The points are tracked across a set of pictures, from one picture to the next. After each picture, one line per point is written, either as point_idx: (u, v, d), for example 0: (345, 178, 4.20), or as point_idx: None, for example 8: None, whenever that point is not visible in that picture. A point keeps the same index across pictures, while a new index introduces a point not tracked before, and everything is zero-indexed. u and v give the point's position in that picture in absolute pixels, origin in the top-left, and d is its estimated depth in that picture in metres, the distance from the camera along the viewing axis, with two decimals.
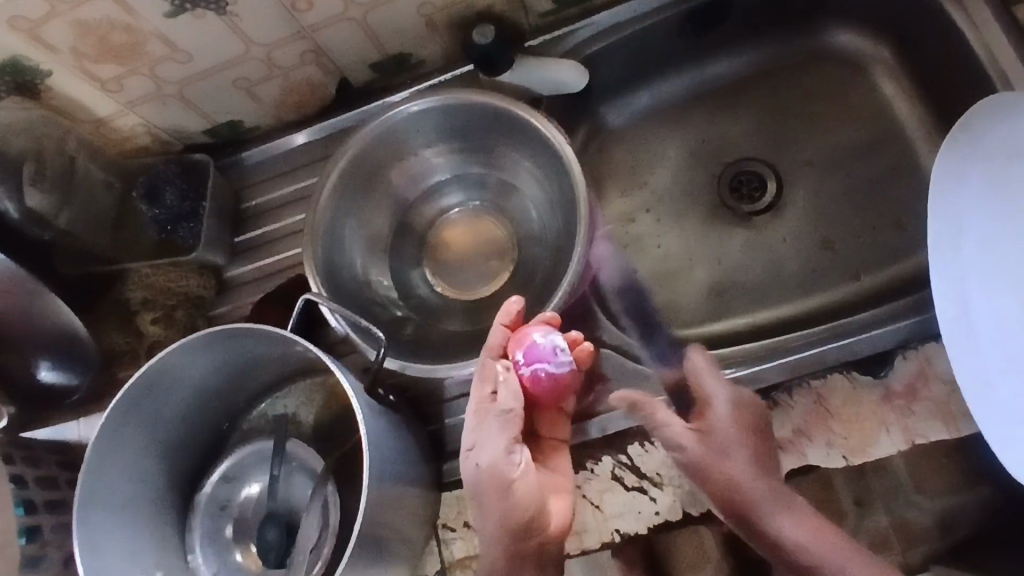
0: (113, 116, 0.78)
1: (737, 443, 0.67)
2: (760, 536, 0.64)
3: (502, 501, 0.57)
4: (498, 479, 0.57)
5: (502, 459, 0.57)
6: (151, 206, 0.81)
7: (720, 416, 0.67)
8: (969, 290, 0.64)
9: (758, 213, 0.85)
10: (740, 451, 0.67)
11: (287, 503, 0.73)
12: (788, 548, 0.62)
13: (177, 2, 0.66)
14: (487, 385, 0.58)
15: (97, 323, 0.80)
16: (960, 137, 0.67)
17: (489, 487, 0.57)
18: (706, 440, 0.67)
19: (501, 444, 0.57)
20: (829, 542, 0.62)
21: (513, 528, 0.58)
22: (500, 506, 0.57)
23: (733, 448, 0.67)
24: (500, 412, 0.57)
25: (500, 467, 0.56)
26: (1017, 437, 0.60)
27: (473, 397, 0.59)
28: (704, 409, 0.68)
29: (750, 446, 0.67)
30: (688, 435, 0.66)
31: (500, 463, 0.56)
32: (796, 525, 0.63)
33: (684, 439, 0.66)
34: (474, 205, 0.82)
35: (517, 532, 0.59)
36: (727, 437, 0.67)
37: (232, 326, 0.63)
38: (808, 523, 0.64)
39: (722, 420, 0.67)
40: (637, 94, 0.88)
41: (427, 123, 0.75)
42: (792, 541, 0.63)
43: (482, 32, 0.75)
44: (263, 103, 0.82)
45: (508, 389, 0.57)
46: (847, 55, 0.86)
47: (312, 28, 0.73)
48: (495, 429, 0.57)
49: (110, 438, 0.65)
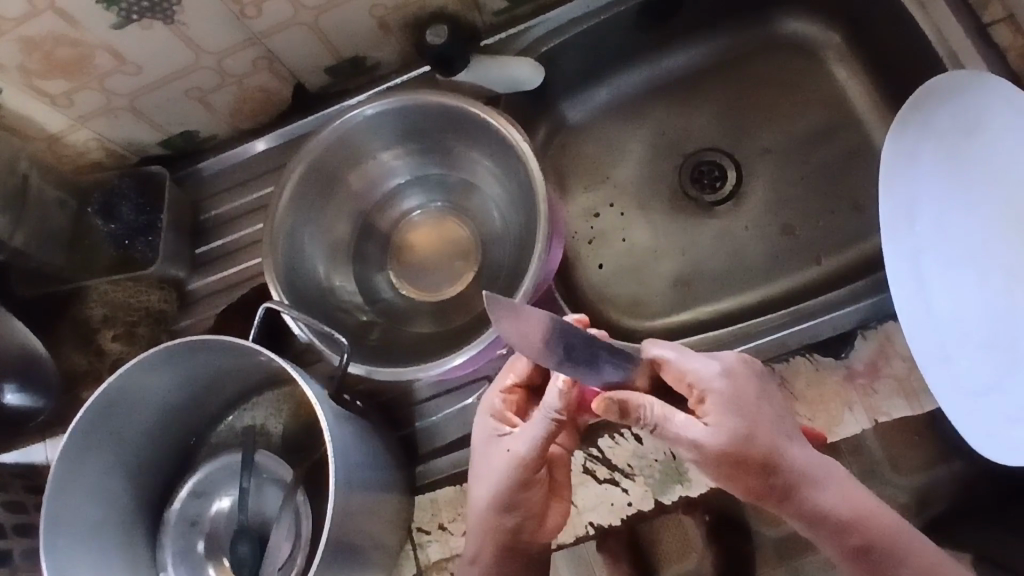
0: (64, 132, 0.77)
1: (753, 416, 0.58)
2: (802, 514, 0.59)
3: (514, 496, 0.62)
4: (519, 476, 0.61)
5: (530, 461, 0.60)
6: (107, 221, 0.80)
7: (726, 392, 0.58)
8: (923, 268, 0.66)
9: (721, 203, 0.85)
10: (761, 425, 0.58)
11: (258, 514, 0.72)
12: (831, 520, 0.59)
13: (124, 14, 0.65)
14: (510, 376, 0.65)
15: (56, 342, 0.79)
16: (913, 117, 0.68)
17: (507, 483, 0.61)
18: (725, 422, 0.57)
19: (533, 447, 0.60)
20: (870, 519, 0.59)
21: (514, 526, 0.63)
22: (507, 502, 0.62)
23: (755, 423, 0.57)
24: (547, 416, 0.59)
25: (525, 467, 0.60)
26: (975, 408, 0.63)
27: (493, 384, 0.66)
28: (704, 397, 0.58)
29: (769, 413, 0.59)
30: (701, 428, 0.56)
31: (526, 464, 0.60)
32: (834, 495, 0.59)
33: (699, 435, 0.56)
34: (436, 206, 0.82)
35: (516, 529, 0.63)
36: (741, 412, 0.57)
37: (189, 339, 0.63)
38: (846, 493, 0.60)
39: (731, 395, 0.58)
40: (596, 89, 0.89)
41: (383, 126, 0.75)
42: (836, 513, 0.59)
43: (437, 32, 0.75)
44: (218, 112, 0.81)
45: (560, 394, 0.58)
46: (799, 42, 0.87)
47: (262, 34, 0.73)
48: (535, 430, 0.60)
49: (69, 459, 0.63)
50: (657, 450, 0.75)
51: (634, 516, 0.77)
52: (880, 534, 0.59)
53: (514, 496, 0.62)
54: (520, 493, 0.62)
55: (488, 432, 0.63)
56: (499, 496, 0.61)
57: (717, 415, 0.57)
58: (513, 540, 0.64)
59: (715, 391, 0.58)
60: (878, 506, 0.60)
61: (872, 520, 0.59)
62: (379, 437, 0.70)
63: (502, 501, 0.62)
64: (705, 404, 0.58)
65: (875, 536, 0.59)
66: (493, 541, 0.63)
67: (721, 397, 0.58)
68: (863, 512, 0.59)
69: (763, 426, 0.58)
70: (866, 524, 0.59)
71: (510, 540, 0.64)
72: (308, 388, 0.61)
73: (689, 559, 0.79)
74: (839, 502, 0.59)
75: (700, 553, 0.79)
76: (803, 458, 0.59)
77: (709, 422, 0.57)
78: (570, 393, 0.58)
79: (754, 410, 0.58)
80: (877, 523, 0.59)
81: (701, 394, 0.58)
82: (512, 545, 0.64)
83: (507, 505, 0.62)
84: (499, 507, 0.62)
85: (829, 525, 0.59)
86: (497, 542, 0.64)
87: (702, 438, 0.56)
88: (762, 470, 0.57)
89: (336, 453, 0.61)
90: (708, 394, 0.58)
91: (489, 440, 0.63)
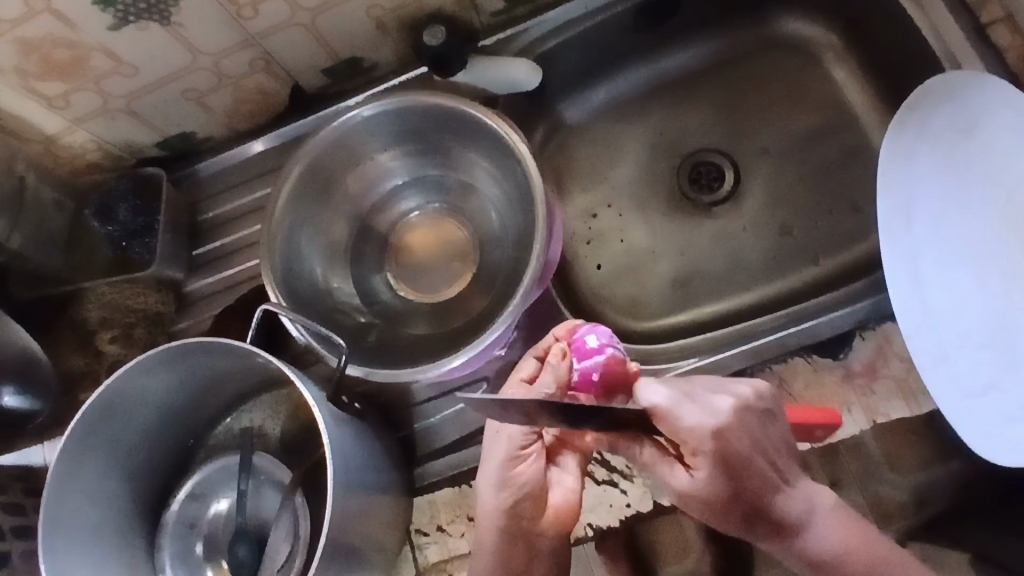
0: (61, 133, 0.76)
1: (744, 474, 0.54)
2: (795, 553, 0.58)
3: (505, 473, 0.60)
4: (511, 448, 0.60)
5: (520, 431, 0.59)
6: (105, 222, 0.81)
7: (717, 452, 0.52)
8: (921, 268, 0.66)
9: (718, 203, 0.85)
10: (753, 479, 0.54)
11: (256, 517, 0.72)
12: (828, 559, 0.58)
13: (120, 15, 0.65)
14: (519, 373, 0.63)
15: (53, 344, 0.79)
16: (911, 117, 0.68)
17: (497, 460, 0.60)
18: (711, 480, 0.54)
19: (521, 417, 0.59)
20: (869, 552, 0.58)
21: (511, 506, 0.60)
22: (500, 477, 0.59)
23: (745, 480, 0.54)
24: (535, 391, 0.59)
25: (515, 437, 0.59)
26: (974, 407, 0.63)
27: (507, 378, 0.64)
28: (695, 451, 0.53)
29: (765, 463, 0.55)
30: (686, 482, 0.54)
31: (516, 434, 0.59)
32: (832, 530, 0.58)
33: (683, 485, 0.55)
34: (434, 207, 0.82)
35: (513, 511, 0.60)
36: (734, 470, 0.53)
37: (188, 341, 0.63)
38: (845, 525, 0.59)
39: (724, 455, 0.53)
40: (594, 89, 0.89)
41: (380, 128, 0.75)
42: (833, 552, 0.58)
43: (434, 32, 0.75)
44: (215, 113, 0.81)
45: (551, 372, 0.59)
46: (797, 42, 0.87)
47: (259, 35, 0.73)
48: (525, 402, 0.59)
49: (67, 462, 0.63)
50: None
51: (633, 517, 0.77)
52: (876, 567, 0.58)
53: (508, 472, 0.60)
54: (514, 468, 0.60)
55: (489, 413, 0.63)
56: (493, 470, 0.60)
57: (704, 472, 0.53)
58: (512, 525, 0.60)
59: (705, 451, 0.53)
60: (876, 539, 0.59)
61: (872, 549, 0.58)
62: (376, 439, 0.70)
63: (495, 476, 0.60)
64: (695, 459, 0.53)
65: (875, 562, 0.58)
66: (491, 527, 0.61)
67: (710, 459, 0.53)
68: (862, 544, 0.58)
69: (757, 478, 0.54)
70: (865, 554, 0.58)
71: (507, 523, 0.60)
72: (305, 390, 0.61)
73: (688, 560, 0.79)
74: (837, 536, 0.58)
75: (698, 555, 0.79)
76: (798, 504, 0.57)
77: (695, 477, 0.54)
78: (560, 366, 0.59)
79: (750, 466, 0.54)
80: (875, 555, 0.58)
81: (692, 449, 0.53)
82: (512, 539, 0.61)
83: (501, 481, 0.60)
84: (493, 483, 0.60)
85: (826, 562, 0.58)
86: (496, 528, 0.61)
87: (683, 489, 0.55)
88: (750, 518, 0.55)
89: (334, 455, 0.61)
90: (700, 452, 0.53)
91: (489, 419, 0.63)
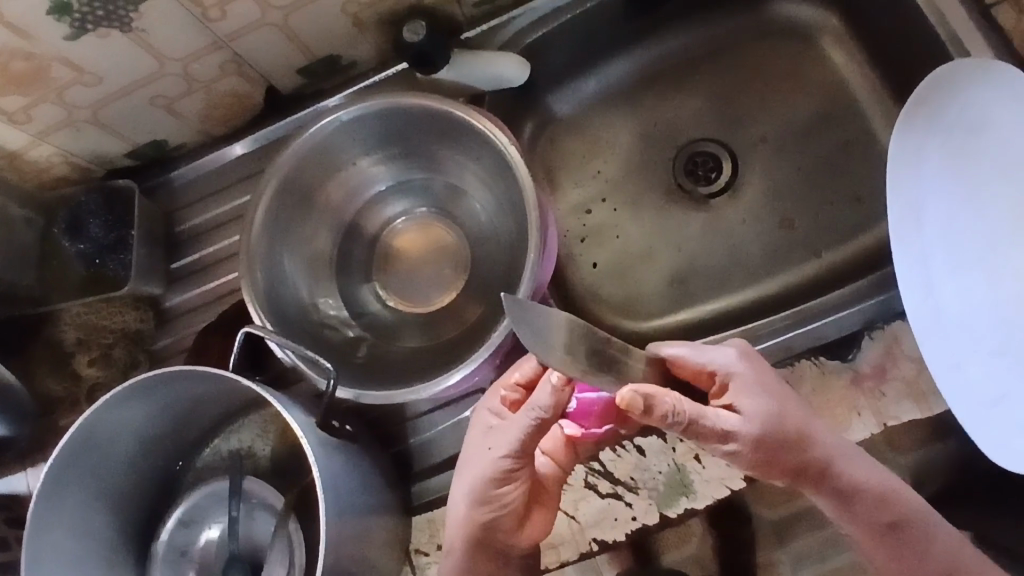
0: (24, 148, 0.72)
1: (786, 393, 0.60)
2: (837, 491, 0.60)
3: (488, 490, 0.60)
4: (497, 470, 0.59)
5: (509, 455, 0.59)
6: (75, 240, 0.77)
7: (749, 373, 0.60)
8: (932, 272, 0.64)
9: (715, 196, 0.82)
10: (792, 402, 0.60)
11: (250, 541, 0.70)
12: (862, 495, 0.60)
13: (78, 23, 0.61)
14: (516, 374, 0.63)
15: (29, 370, 0.76)
16: (917, 115, 0.65)
17: (481, 477, 0.60)
18: (756, 407, 0.58)
19: (512, 444, 0.58)
20: (895, 497, 0.61)
21: (489, 522, 0.61)
22: (483, 493, 0.60)
23: (785, 405, 0.59)
24: (532, 413, 0.57)
25: (503, 461, 0.59)
26: (988, 418, 0.61)
27: (500, 380, 0.64)
28: (728, 383, 0.59)
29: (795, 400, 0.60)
30: (736, 416, 0.57)
31: (505, 457, 0.59)
32: (863, 476, 0.61)
33: (734, 421, 0.57)
34: (420, 212, 0.79)
35: (490, 525, 0.61)
36: (766, 392, 0.59)
37: (166, 370, 0.60)
38: (874, 474, 0.61)
39: (754, 377, 0.60)
40: (584, 80, 0.85)
41: (361, 132, 0.71)
42: (866, 490, 0.60)
43: (414, 28, 0.69)
44: (186, 120, 0.77)
45: (551, 395, 0.56)
46: (795, 24, 0.84)
47: (229, 37, 0.68)
48: (518, 428, 0.58)
49: (45, 497, 0.60)
50: (661, 461, 0.73)
51: (639, 529, 0.75)
52: (907, 514, 0.61)
53: (491, 489, 0.60)
54: (498, 487, 0.60)
55: (480, 422, 0.63)
56: (473, 486, 0.60)
57: (743, 397, 0.58)
58: (486, 536, 0.62)
59: (739, 373, 0.59)
60: (902, 486, 0.62)
61: (899, 499, 0.61)
62: (371, 460, 0.68)
63: (476, 492, 0.60)
64: (732, 391, 0.59)
65: (903, 513, 0.61)
66: (467, 535, 0.62)
67: (746, 380, 0.59)
68: (890, 491, 0.61)
69: (789, 404, 0.59)
70: (892, 503, 0.60)
71: (482, 534, 0.62)
72: (290, 415, 0.58)
73: (688, 546, 0.78)
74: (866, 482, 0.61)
75: (699, 539, 0.78)
76: (831, 441, 0.61)
77: (741, 407, 0.58)
78: (565, 391, 0.56)
79: (779, 391, 0.60)
80: (902, 505, 0.61)
81: (725, 381, 0.59)
82: (487, 543, 0.62)
83: (483, 497, 0.60)
84: (473, 497, 0.60)
85: (863, 501, 0.60)
86: (469, 534, 0.62)
87: (740, 427, 0.57)
88: (801, 445, 0.58)
89: (325, 483, 0.58)
90: (733, 378, 0.59)
91: (480, 430, 0.63)
